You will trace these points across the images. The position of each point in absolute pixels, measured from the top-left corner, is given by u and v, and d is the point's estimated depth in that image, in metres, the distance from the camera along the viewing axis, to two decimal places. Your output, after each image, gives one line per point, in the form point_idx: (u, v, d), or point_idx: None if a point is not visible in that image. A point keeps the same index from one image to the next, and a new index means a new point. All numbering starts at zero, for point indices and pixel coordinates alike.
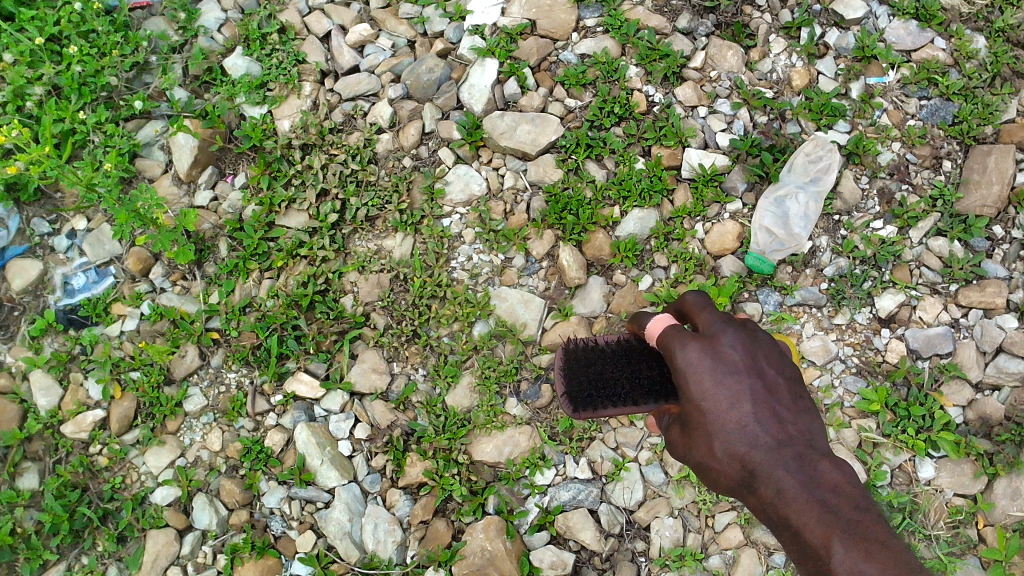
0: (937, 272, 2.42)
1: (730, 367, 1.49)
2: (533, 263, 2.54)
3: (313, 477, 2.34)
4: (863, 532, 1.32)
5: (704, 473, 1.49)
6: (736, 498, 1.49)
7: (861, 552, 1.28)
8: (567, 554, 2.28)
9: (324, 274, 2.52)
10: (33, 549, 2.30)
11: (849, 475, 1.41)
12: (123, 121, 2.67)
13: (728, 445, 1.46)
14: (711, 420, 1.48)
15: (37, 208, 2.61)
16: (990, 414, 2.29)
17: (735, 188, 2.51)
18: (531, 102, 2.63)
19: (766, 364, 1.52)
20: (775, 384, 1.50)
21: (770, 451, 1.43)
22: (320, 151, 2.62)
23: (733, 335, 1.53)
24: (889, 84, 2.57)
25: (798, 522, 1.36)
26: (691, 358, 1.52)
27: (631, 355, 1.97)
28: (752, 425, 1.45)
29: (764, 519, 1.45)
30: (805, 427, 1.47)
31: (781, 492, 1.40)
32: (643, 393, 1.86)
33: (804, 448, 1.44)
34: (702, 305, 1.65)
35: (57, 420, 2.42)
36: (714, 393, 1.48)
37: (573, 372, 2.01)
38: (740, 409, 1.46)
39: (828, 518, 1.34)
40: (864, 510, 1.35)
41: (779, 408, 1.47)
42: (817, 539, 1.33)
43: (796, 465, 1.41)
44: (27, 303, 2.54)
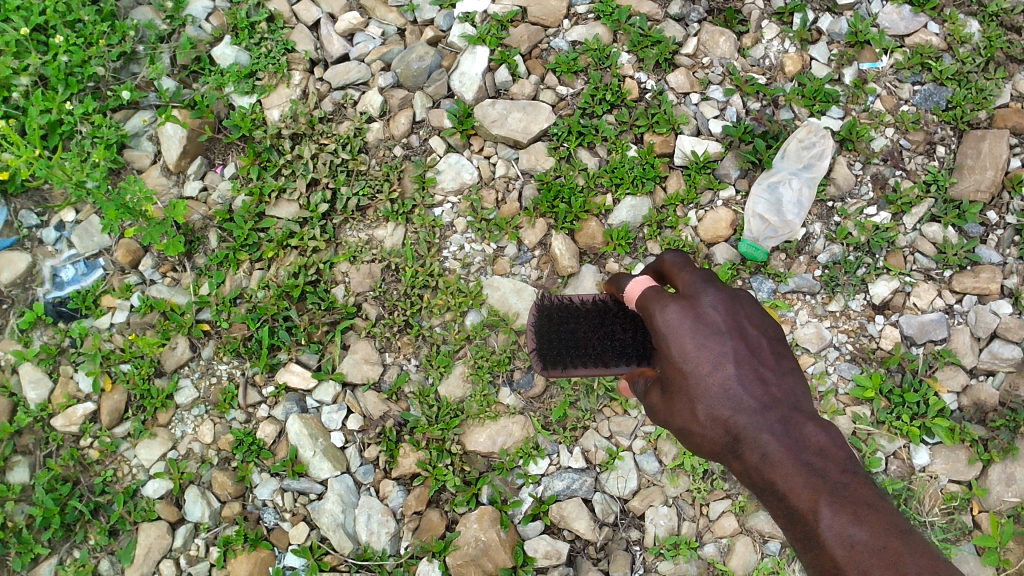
0: (931, 258, 2.41)
1: (712, 329, 1.52)
2: (526, 252, 2.52)
3: (305, 468, 2.32)
4: (851, 494, 1.33)
5: (688, 437, 1.53)
6: (718, 463, 1.52)
7: (848, 515, 1.30)
8: (561, 544, 2.27)
9: (315, 265, 2.50)
10: (24, 542, 2.29)
11: (835, 438, 1.43)
12: (111, 112, 2.64)
13: (712, 409, 1.49)
14: (694, 383, 1.51)
15: (25, 200, 2.58)
16: (984, 400, 2.30)
17: (728, 175, 2.49)
18: (522, 90, 2.61)
19: (748, 326, 1.55)
20: (757, 346, 1.53)
21: (754, 413, 1.46)
22: (310, 141, 2.59)
23: (713, 296, 1.56)
24: (882, 69, 2.55)
25: (784, 486, 1.38)
26: (671, 319, 1.55)
27: (606, 316, 2.08)
28: (735, 388, 1.49)
29: (747, 484, 1.47)
30: (787, 389, 1.50)
31: (767, 455, 1.42)
32: (611, 356, 2.02)
33: (789, 411, 1.47)
34: (682, 265, 1.68)
35: (47, 413, 2.40)
36: (696, 355, 1.51)
37: (547, 327, 2.13)
38: (723, 371, 1.49)
39: (814, 482, 1.36)
40: (851, 472, 1.37)
41: (761, 369, 1.51)
42: (804, 502, 1.34)
43: (781, 428, 1.44)
44: (16, 296, 2.52)
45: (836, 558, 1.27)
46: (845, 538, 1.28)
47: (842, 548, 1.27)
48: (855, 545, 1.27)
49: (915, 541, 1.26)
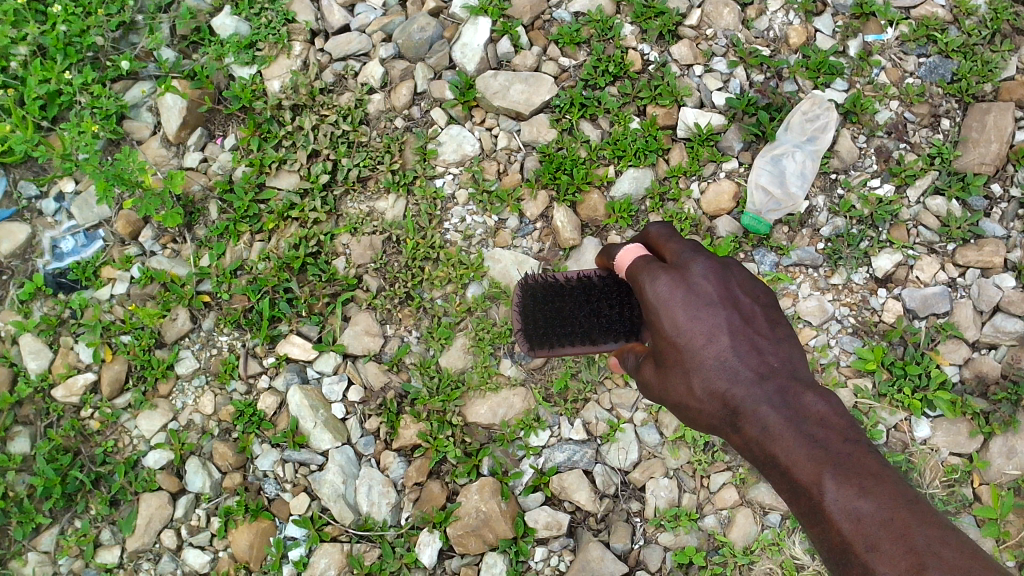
0: (934, 231, 2.40)
1: (704, 300, 1.52)
2: (527, 225, 2.51)
3: (307, 439, 2.33)
4: (854, 464, 1.30)
5: (686, 412, 1.54)
6: (719, 438, 1.52)
7: (853, 487, 1.27)
8: (562, 515, 2.27)
9: (316, 237, 2.49)
10: (25, 512, 2.30)
11: (834, 405, 1.42)
12: (110, 83, 2.61)
13: (709, 383, 1.50)
14: (689, 357, 1.52)
15: (24, 169, 2.57)
16: (986, 372, 2.29)
17: (731, 147, 2.48)
18: (524, 62, 2.59)
19: (739, 295, 1.55)
20: (751, 315, 1.54)
21: (751, 384, 1.46)
22: (311, 112, 2.58)
23: (703, 265, 1.55)
24: (887, 41, 2.53)
25: (785, 459, 1.36)
26: (662, 292, 1.55)
27: (591, 293, 2.06)
28: (730, 359, 1.49)
29: (748, 457, 1.47)
30: (783, 358, 1.52)
31: (766, 428, 1.41)
32: (598, 334, 2.03)
33: (786, 380, 1.47)
34: (668, 236, 1.66)
35: (47, 384, 2.40)
36: (690, 328, 1.52)
37: (532, 307, 2.13)
38: (717, 343, 1.50)
39: (816, 453, 1.34)
40: (854, 441, 1.35)
41: (756, 338, 1.52)
42: (807, 475, 1.32)
43: (779, 398, 1.44)
44: (16, 267, 2.51)
45: (844, 533, 1.25)
46: (850, 510, 1.25)
47: (848, 522, 1.25)
48: (862, 519, 1.24)
49: (922, 510, 1.23)
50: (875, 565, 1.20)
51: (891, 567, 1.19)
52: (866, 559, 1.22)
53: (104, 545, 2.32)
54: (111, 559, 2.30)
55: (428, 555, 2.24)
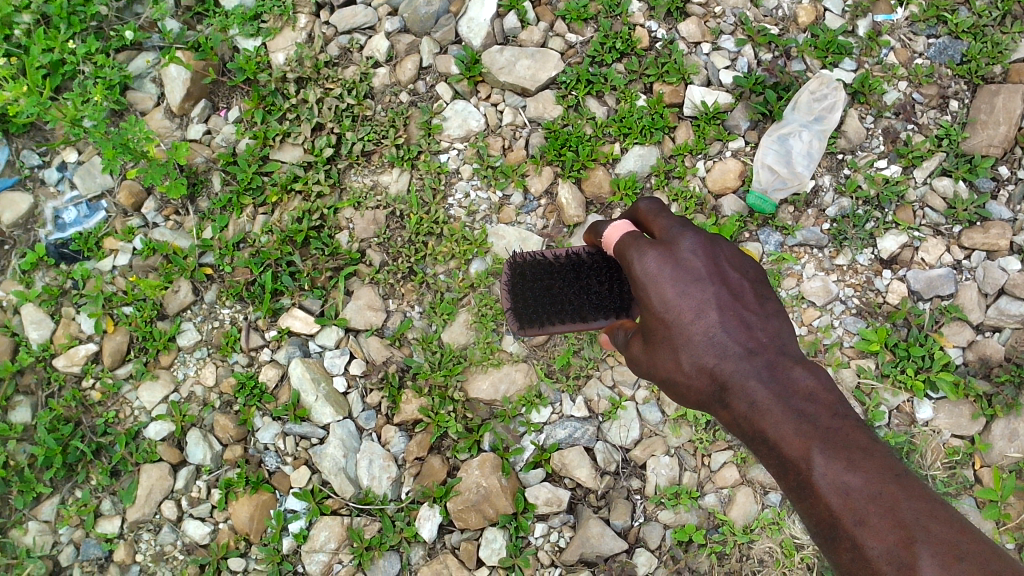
0: (941, 213, 2.39)
1: (693, 275, 1.51)
2: (532, 201, 2.50)
3: (307, 413, 2.32)
4: (843, 439, 1.30)
5: (675, 388, 1.53)
6: (709, 414, 1.52)
7: (842, 462, 1.26)
8: (562, 492, 2.27)
9: (319, 210, 2.48)
10: (26, 481, 2.30)
11: (823, 380, 1.41)
12: (114, 52, 2.60)
13: (697, 358, 1.50)
14: (677, 333, 1.51)
15: (27, 139, 2.56)
16: (990, 355, 2.29)
17: (738, 126, 2.48)
18: (530, 37, 2.58)
19: (728, 269, 1.54)
20: (740, 290, 1.53)
21: (740, 360, 1.46)
22: (315, 85, 2.55)
23: (692, 240, 1.54)
24: (897, 21, 2.51)
25: (775, 434, 1.36)
26: (651, 267, 1.53)
27: (580, 270, 2.06)
28: (719, 334, 1.48)
29: (737, 432, 1.47)
30: (772, 332, 1.51)
31: (755, 404, 1.41)
32: (589, 311, 2.03)
33: (775, 355, 1.47)
34: (657, 212, 1.65)
35: (49, 353, 2.40)
36: (678, 304, 1.51)
37: (522, 285, 2.14)
38: (706, 318, 1.49)
39: (805, 429, 1.33)
40: (842, 416, 1.34)
41: (744, 314, 1.51)
42: (796, 451, 1.31)
43: (768, 374, 1.44)
44: (18, 237, 2.50)
45: (832, 507, 1.24)
46: (839, 486, 1.24)
47: (837, 497, 1.24)
48: (850, 493, 1.23)
49: (911, 485, 1.22)
50: (863, 539, 1.20)
51: (879, 541, 1.18)
52: (854, 534, 1.21)
53: (104, 515, 2.31)
54: (112, 529, 2.30)
55: (428, 530, 2.24)
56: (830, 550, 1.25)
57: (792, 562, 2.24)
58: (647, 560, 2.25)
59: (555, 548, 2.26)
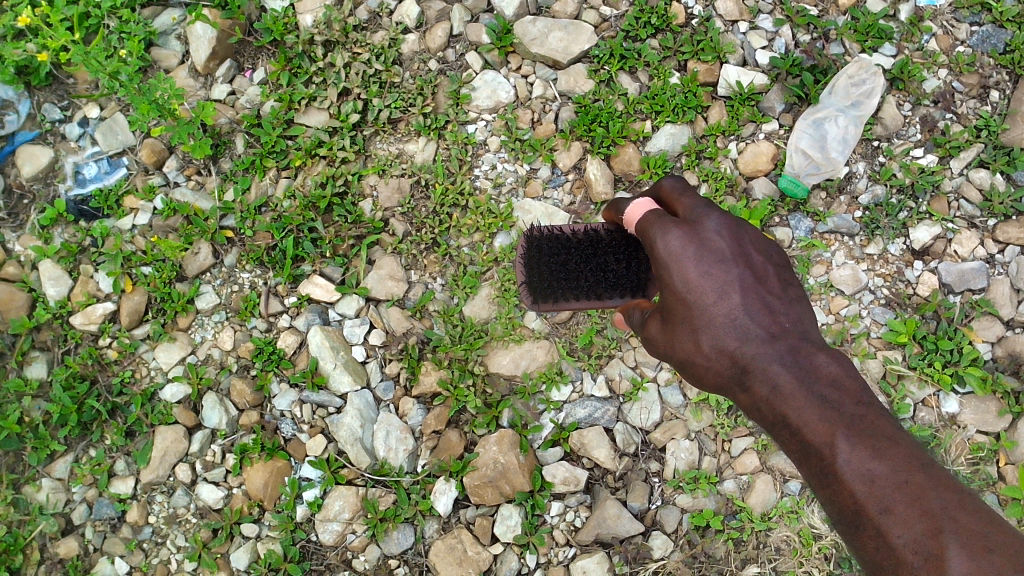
0: (976, 205, 2.36)
1: (717, 256, 1.45)
2: (559, 176, 2.47)
3: (325, 381, 2.30)
4: (868, 427, 1.26)
5: (693, 370, 1.48)
6: (726, 398, 1.48)
7: (867, 449, 1.22)
8: (580, 471, 2.25)
9: (344, 176, 2.44)
10: (40, 439, 2.28)
11: (847, 368, 1.36)
12: (139, 7, 2.54)
13: (718, 341, 1.44)
14: (698, 314, 1.45)
15: (49, 93, 2.51)
16: (1020, 351, 2.27)
17: (772, 108, 2.43)
18: (564, 9, 2.53)
19: (753, 251, 1.48)
20: (763, 273, 1.47)
21: (762, 343, 1.41)
22: (344, 48, 2.51)
23: (717, 220, 1.48)
24: (940, 7, 2.46)
25: (797, 420, 1.31)
26: (673, 247, 1.48)
27: (598, 247, 2.02)
28: (741, 317, 1.43)
29: (756, 417, 1.43)
30: (795, 318, 1.45)
31: (777, 388, 1.37)
32: (604, 290, 2.02)
33: (797, 340, 1.41)
34: (682, 191, 1.59)
35: (66, 310, 2.38)
36: (700, 285, 1.44)
37: (538, 259, 2.09)
38: (729, 300, 1.43)
39: (829, 415, 1.29)
40: (867, 404, 1.30)
41: (767, 298, 1.45)
42: (820, 437, 1.27)
43: (790, 358, 1.39)
44: (37, 191, 2.47)
45: (856, 495, 1.20)
46: (864, 473, 1.21)
47: (862, 484, 1.20)
48: (876, 481, 1.19)
49: (938, 474, 1.19)
50: (889, 528, 1.16)
51: (905, 530, 1.15)
52: (879, 522, 1.17)
53: (118, 475, 2.30)
54: (125, 489, 2.29)
55: (443, 504, 2.22)
56: (854, 537, 1.22)
57: (809, 551, 2.23)
58: (664, 543, 2.23)
59: (571, 527, 2.26)
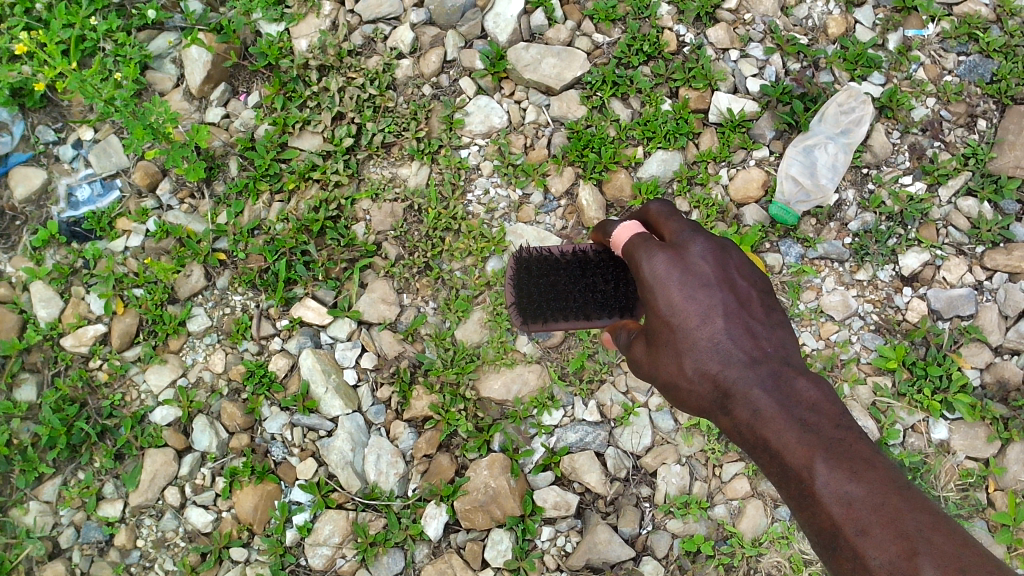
0: (965, 232, 2.38)
1: (701, 280, 1.46)
2: (552, 201, 2.48)
3: (316, 404, 2.30)
4: (846, 450, 1.27)
5: (676, 393, 1.49)
6: (708, 421, 1.48)
7: (845, 472, 1.23)
8: (571, 496, 2.25)
9: (337, 200, 2.45)
10: (28, 461, 2.27)
11: (827, 392, 1.37)
12: (135, 31, 2.56)
13: (701, 364, 1.45)
14: (681, 337, 1.46)
15: (43, 115, 2.52)
16: (1008, 378, 2.28)
17: (763, 135, 2.46)
18: (557, 36, 2.54)
19: (737, 277, 1.49)
20: (747, 298, 1.48)
21: (744, 367, 1.41)
22: (338, 73, 2.52)
23: (702, 245, 1.49)
24: (928, 37, 2.50)
25: (777, 442, 1.32)
26: (658, 269, 1.48)
27: (586, 267, 2.03)
28: (724, 342, 1.43)
29: (737, 440, 1.43)
30: (777, 342, 1.46)
31: (758, 412, 1.37)
32: (593, 310, 2.00)
33: (779, 365, 1.42)
34: (669, 214, 1.59)
35: (57, 332, 2.37)
36: (684, 308, 1.45)
37: (526, 281, 2.10)
38: (712, 325, 1.44)
39: (808, 438, 1.30)
40: (846, 428, 1.31)
41: (751, 323, 1.46)
42: (799, 460, 1.28)
43: (771, 383, 1.39)
44: (30, 213, 2.48)
45: (834, 517, 1.21)
46: (842, 495, 1.22)
47: (839, 507, 1.21)
48: (853, 503, 1.20)
49: (914, 497, 1.20)
50: (864, 550, 1.17)
51: (880, 552, 1.15)
52: (855, 544, 1.18)
53: (106, 498, 2.29)
54: (113, 512, 2.27)
55: (433, 528, 2.22)
56: (831, 559, 1.22)
57: None
58: (655, 568, 2.23)
59: (561, 552, 2.25)
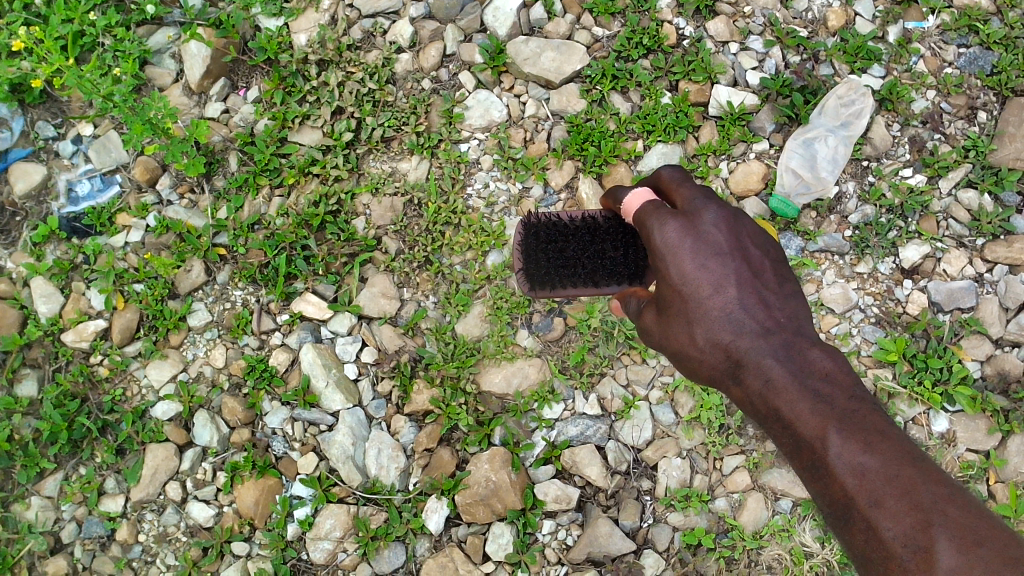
0: (965, 225, 2.38)
1: (714, 250, 1.46)
2: (552, 194, 2.47)
3: (317, 399, 2.30)
4: (859, 421, 1.26)
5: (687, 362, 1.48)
6: (719, 391, 1.48)
7: (858, 443, 1.22)
8: (572, 489, 2.25)
9: (337, 195, 2.44)
10: (30, 456, 2.27)
11: (841, 362, 1.37)
12: (134, 26, 2.55)
13: (712, 334, 1.45)
14: (693, 307, 1.46)
15: (42, 110, 2.52)
16: (1009, 370, 2.29)
17: (763, 128, 2.46)
18: (557, 29, 2.54)
19: (750, 247, 1.49)
20: (760, 268, 1.48)
21: (757, 338, 1.41)
22: (337, 68, 2.52)
23: (715, 213, 1.48)
24: (928, 29, 2.50)
25: (790, 413, 1.31)
26: (670, 238, 1.48)
27: (596, 234, 2.02)
28: (736, 311, 1.44)
29: (749, 412, 1.42)
30: (790, 314, 1.46)
31: (770, 382, 1.37)
32: (602, 277, 2.00)
33: (792, 336, 1.42)
34: (680, 180, 1.58)
35: (58, 328, 2.38)
36: (696, 277, 1.45)
37: (535, 246, 2.09)
38: (724, 295, 1.44)
39: (821, 409, 1.29)
40: (859, 399, 1.30)
41: (763, 293, 1.46)
42: (811, 430, 1.27)
43: (784, 353, 1.39)
44: (30, 209, 2.47)
45: (846, 488, 1.20)
46: (855, 465, 1.20)
47: (852, 477, 1.20)
48: (866, 474, 1.19)
49: (929, 468, 1.19)
50: (877, 521, 1.16)
51: (894, 523, 1.15)
52: (869, 516, 1.17)
53: (107, 493, 2.29)
54: (115, 507, 2.27)
55: (435, 522, 2.22)
56: (843, 531, 1.21)
57: (801, 569, 2.24)
58: (656, 562, 2.23)
59: (562, 546, 2.25)
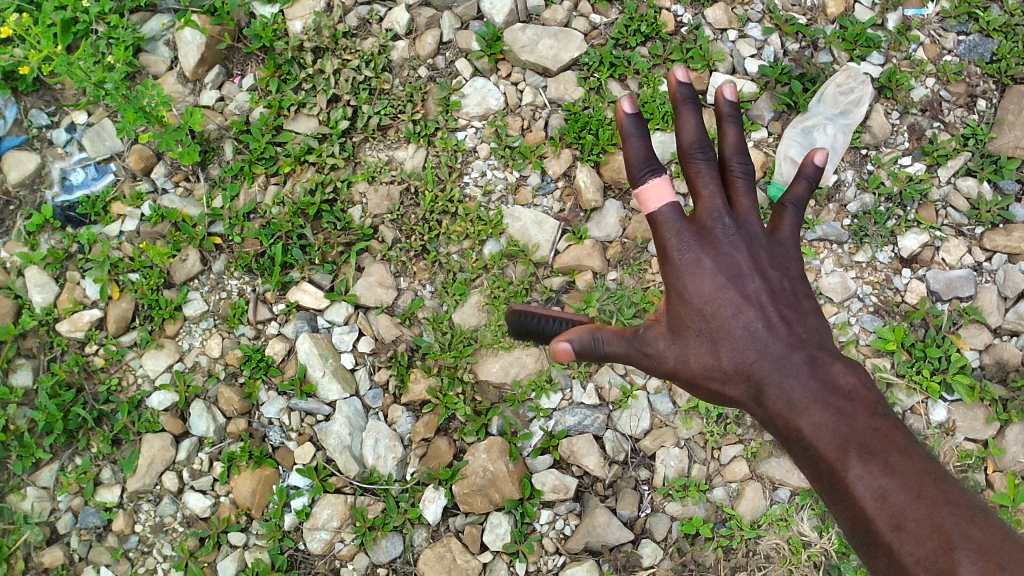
0: (964, 213, 2.38)
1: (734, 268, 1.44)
2: (549, 182, 2.46)
3: (313, 389, 2.29)
4: (880, 442, 1.26)
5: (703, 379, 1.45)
6: (734, 408, 1.45)
7: (879, 465, 1.23)
8: (569, 479, 2.25)
9: (333, 183, 2.43)
10: (25, 447, 2.27)
11: (863, 378, 1.36)
12: (128, 13, 2.54)
13: (733, 352, 1.41)
14: (712, 324, 1.43)
15: (36, 98, 2.50)
16: (1007, 359, 2.29)
17: (762, 116, 2.44)
18: (554, 16, 2.52)
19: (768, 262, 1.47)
20: (779, 283, 1.45)
21: (778, 356, 1.38)
22: (333, 55, 2.49)
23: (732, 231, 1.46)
24: (927, 16, 2.48)
25: (811, 434, 1.30)
26: (687, 255, 1.46)
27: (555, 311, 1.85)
28: (757, 328, 1.40)
29: (767, 428, 1.40)
30: (811, 328, 1.43)
31: (791, 402, 1.34)
32: None
33: (814, 350, 1.39)
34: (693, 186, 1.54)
35: (52, 317, 2.36)
36: (716, 296, 1.43)
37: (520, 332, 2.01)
38: (745, 312, 1.41)
39: (842, 430, 1.28)
40: (882, 416, 1.30)
41: (785, 309, 1.43)
42: (831, 451, 1.27)
43: (807, 372, 1.36)
44: (24, 198, 2.46)
45: (867, 511, 1.21)
46: (876, 489, 1.21)
47: (873, 501, 1.20)
48: (888, 499, 1.20)
49: (951, 490, 1.20)
50: (898, 546, 1.17)
51: (914, 548, 1.16)
52: (890, 540, 1.18)
53: (103, 483, 2.28)
54: (111, 498, 2.27)
55: (432, 512, 2.22)
56: (864, 553, 1.22)
57: (799, 558, 2.25)
58: (653, 551, 2.23)
59: (560, 536, 2.25)
